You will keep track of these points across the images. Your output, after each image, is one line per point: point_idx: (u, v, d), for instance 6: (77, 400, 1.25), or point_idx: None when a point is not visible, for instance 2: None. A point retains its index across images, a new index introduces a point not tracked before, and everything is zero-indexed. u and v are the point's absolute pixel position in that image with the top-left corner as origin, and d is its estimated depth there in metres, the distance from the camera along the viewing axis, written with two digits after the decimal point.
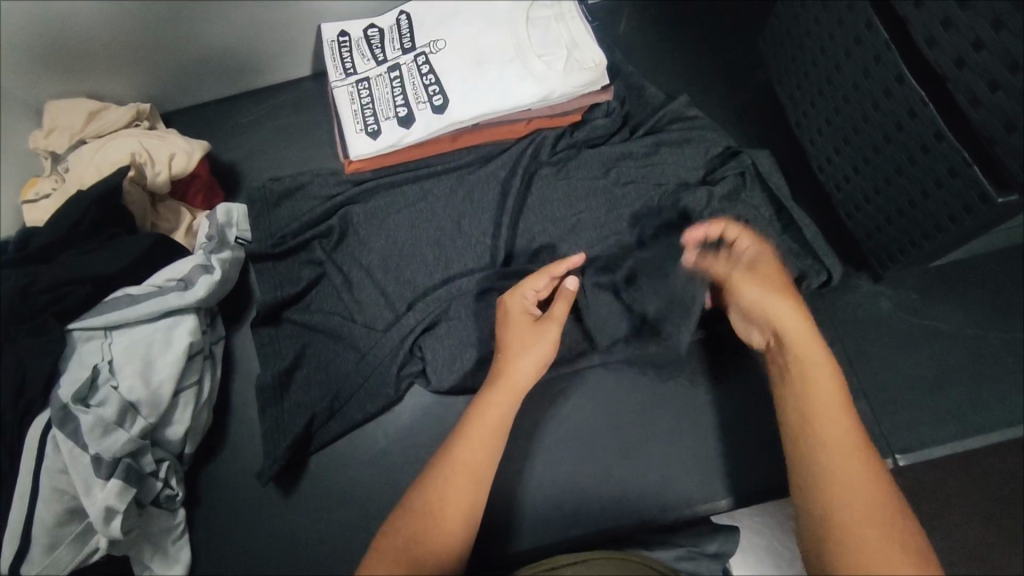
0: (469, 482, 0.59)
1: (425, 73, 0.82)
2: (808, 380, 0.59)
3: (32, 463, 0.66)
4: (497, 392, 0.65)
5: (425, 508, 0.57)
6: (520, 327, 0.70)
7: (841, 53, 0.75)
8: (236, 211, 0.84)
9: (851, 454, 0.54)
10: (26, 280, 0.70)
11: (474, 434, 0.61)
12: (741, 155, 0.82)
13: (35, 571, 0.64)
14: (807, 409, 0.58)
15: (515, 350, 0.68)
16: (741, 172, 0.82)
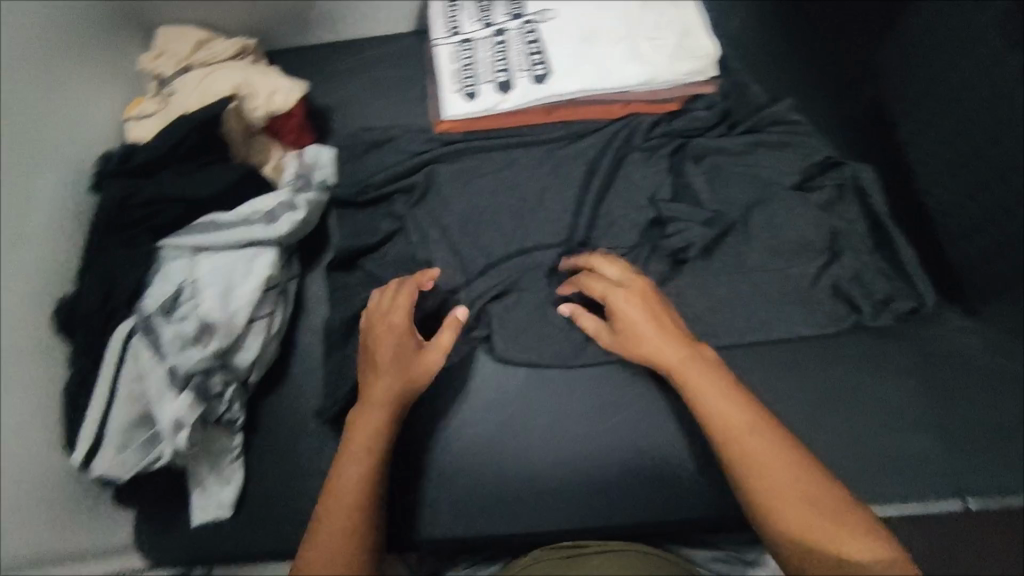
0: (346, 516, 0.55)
1: (531, 43, 0.82)
2: (704, 396, 0.59)
3: (113, 366, 0.68)
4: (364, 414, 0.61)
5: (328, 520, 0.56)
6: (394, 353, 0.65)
7: (962, 85, 0.76)
8: (326, 156, 0.84)
9: (768, 454, 0.54)
10: (126, 192, 0.73)
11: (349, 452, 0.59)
12: (843, 166, 0.79)
13: (104, 467, 0.67)
14: (713, 427, 0.57)
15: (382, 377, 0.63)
16: (839, 184, 0.79)
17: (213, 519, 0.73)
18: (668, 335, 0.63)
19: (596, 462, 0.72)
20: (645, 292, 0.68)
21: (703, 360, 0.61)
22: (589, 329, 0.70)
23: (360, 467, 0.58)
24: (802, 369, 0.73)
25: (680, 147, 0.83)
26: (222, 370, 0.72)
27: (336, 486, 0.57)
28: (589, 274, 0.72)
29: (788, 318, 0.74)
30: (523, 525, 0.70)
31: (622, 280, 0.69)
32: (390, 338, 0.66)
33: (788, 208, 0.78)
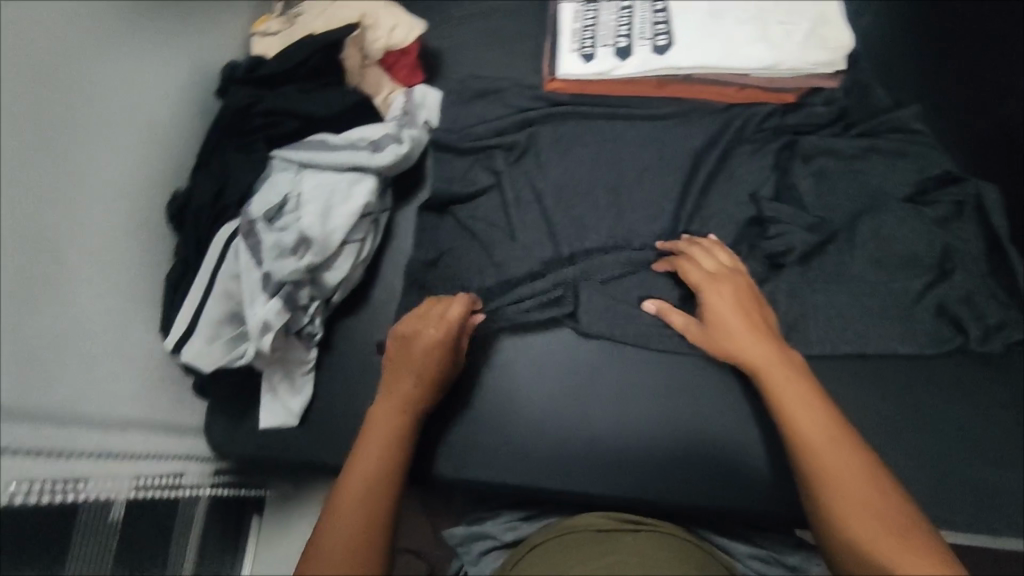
0: (363, 506, 0.56)
1: (657, 12, 0.83)
2: (778, 382, 0.60)
3: (213, 262, 0.72)
4: (390, 409, 0.63)
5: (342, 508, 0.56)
6: (427, 357, 0.67)
7: None
8: (431, 98, 0.87)
9: (828, 444, 0.54)
10: (249, 100, 0.76)
11: (371, 441, 0.60)
12: (964, 182, 0.76)
13: (191, 354, 0.69)
14: (781, 410, 0.58)
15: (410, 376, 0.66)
16: (959, 202, 0.76)
17: (279, 426, 0.75)
18: (752, 329, 0.65)
19: (657, 432, 0.72)
20: (739, 285, 0.69)
21: (788, 360, 0.62)
22: (676, 324, 0.71)
23: (376, 463, 0.59)
24: (890, 386, 0.70)
25: (791, 146, 0.81)
26: (310, 285, 0.74)
27: (356, 473, 0.58)
28: (685, 258, 0.73)
29: (886, 334, 0.71)
30: (578, 483, 0.71)
31: (717, 272, 0.70)
32: (426, 342, 0.68)
33: (899, 221, 0.75)
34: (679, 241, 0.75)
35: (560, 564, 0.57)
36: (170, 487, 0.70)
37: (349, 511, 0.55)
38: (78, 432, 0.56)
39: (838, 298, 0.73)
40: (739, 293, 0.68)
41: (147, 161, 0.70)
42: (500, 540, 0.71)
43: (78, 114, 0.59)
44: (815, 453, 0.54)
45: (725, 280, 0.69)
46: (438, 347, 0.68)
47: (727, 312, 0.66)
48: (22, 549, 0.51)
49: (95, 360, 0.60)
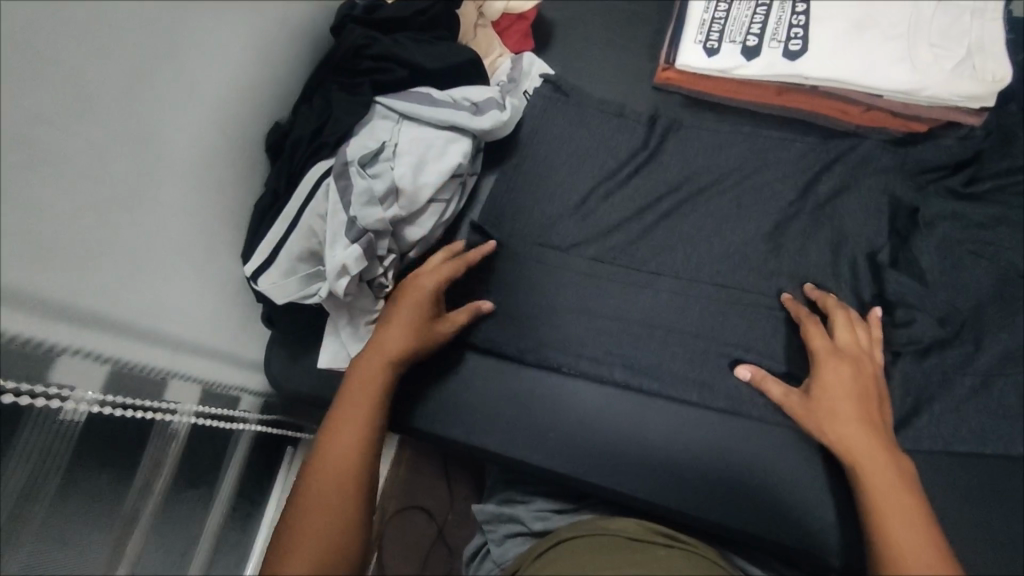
0: (353, 452, 0.58)
1: (798, 13, 0.78)
2: (880, 489, 0.56)
3: (303, 197, 0.72)
4: (376, 353, 0.65)
5: (327, 454, 0.58)
6: (417, 306, 0.68)
7: None
8: (537, 68, 0.85)
9: (915, 551, 0.51)
10: (363, 41, 0.75)
11: (354, 391, 0.62)
12: None
13: (269, 283, 0.70)
14: (876, 510, 0.55)
15: (401, 325, 0.66)
16: None
17: (338, 366, 0.75)
18: (865, 423, 0.61)
19: (709, 447, 0.69)
20: (863, 369, 0.64)
21: (902, 473, 0.57)
22: (776, 394, 0.67)
23: (367, 424, 0.60)
24: (984, 481, 0.65)
25: (911, 210, 0.74)
26: (391, 238, 0.74)
27: (340, 423, 0.60)
28: (815, 321, 0.69)
29: (1003, 434, 0.66)
30: (620, 484, 0.69)
31: (845, 347, 0.66)
32: (418, 293, 0.69)
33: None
34: (821, 298, 0.71)
35: (579, 564, 0.55)
36: (224, 427, 0.72)
37: (338, 454, 0.57)
38: (157, 350, 0.57)
39: (927, 350, 0.69)
40: (858, 380, 0.64)
41: (256, 89, 0.70)
42: (528, 528, 0.71)
43: (212, 48, 0.60)
44: (899, 550, 0.52)
45: (850, 361, 0.65)
46: (434, 325, 0.69)
47: (844, 398, 0.62)
48: (108, 450, 0.56)
49: (176, 303, 0.61)
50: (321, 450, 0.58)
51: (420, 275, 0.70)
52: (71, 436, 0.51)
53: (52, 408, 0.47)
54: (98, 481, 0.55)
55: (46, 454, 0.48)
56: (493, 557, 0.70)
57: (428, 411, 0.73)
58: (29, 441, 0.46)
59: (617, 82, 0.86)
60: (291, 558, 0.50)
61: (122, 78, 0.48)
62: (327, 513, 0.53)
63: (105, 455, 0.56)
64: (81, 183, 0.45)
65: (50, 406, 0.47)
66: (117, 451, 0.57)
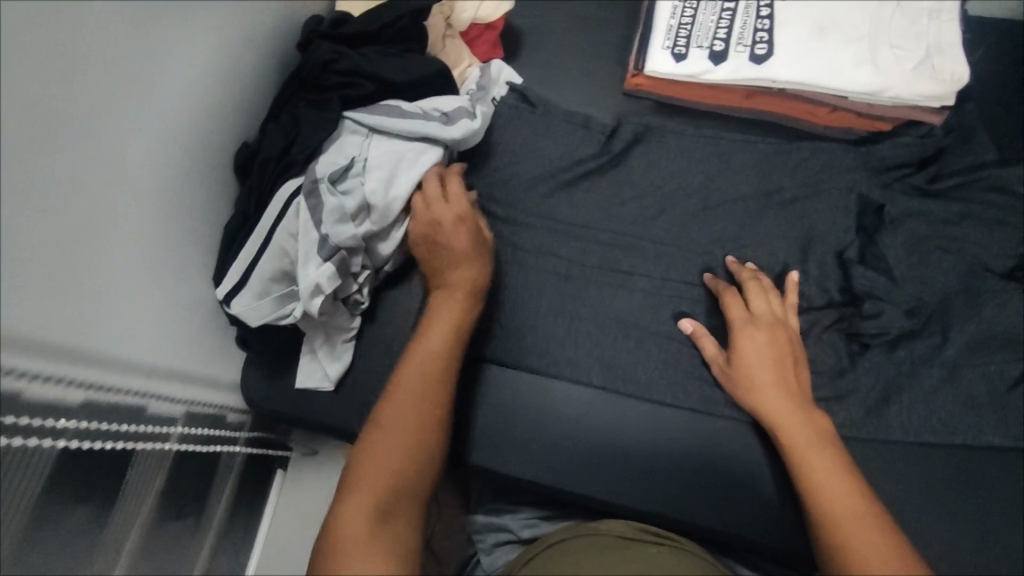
0: (429, 387, 0.60)
1: (762, 18, 0.78)
2: (803, 450, 0.58)
3: (274, 217, 0.71)
4: (448, 292, 0.67)
5: (407, 384, 0.60)
6: (459, 237, 0.69)
7: None
8: (506, 75, 0.84)
9: (849, 512, 0.52)
10: (329, 57, 0.74)
11: (434, 329, 0.64)
12: None
13: (242, 306, 0.70)
14: (803, 474, 0.56)
15: (451, 260, 0.69)
16: None
17: (314, 388, 0.76)
18: (782, 387, 0.62)
19: (693, 447, 0.70)
20: (778, 335, 0.66)
21: (817, 426, 0.59)
22: (709, 353, 0.70)
23: (438, 361, 0.62)
24: (958, 470, 0.67)
25: (877, 208, 0.75)
26: (364, 254, 0.74)
27: (417, 359, 0.62)
28: (734, 293, 0.71)
29: (974, 422, 0.68)
30: (603, 492, 0.69)
31: (760, 316, 0.68)
32: (450, 224, 0.70)
33: (999, 303, 0.70)
34: (737, 271, 0.73)
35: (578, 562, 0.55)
36: (208, 450, 0.70)
37: (411, 389, 0.60)
38: (116, 375, 0.54)
39: (899, 346, 0.71)
40: (772, 344, 0.65)
41: (219, 104, 0.69)
42: (517, 535, 0.71)
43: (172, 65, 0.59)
44: (829, 502, 0.53)
45: (765, 326, 0.67)
46: (482, 246, 0.71)
47: (759, 362, 0.64)
48: (85, 481, 0.53)
49: (145, 324, 0.59)
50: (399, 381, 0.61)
51: (442, 211, 0.71)
52: (45, 469, 0.48)
53: (31, 446, 0.45)
54: (79, 514, 0.53)
55: (15, 486, 0.45)
56: (483, 567, 0.69)
57: None
58: (13, 476, 0.44)
59: (583, 85, 0.86)
60: (365, 481, 0.53)
61: (70, 93, 0.46)
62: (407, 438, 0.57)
63: (85, 486, 0.54)
64: (27, 207, 0.41)
65: (28, 446, 0.45)
66: (96, 480, 0.55)
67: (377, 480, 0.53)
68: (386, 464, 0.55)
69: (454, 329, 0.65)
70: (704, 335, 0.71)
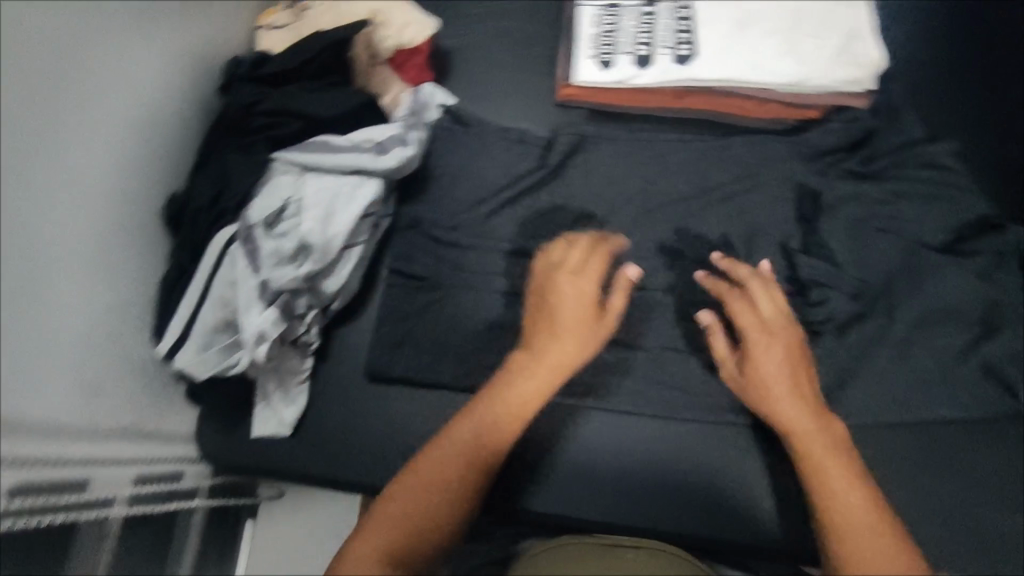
0: (472, 453, 0.56)
1: (682, 18, 0.79)
2: (821, 469, 0.53)
3: (210, 267, 0.69)
4: (531, 362, 0.60)
5: (457, 446, 0.56)
6: (571, 312, 0.61)
7: None
8: (440, 96, 0.82)
9: (868, 538, 0.49)
10: (254, 99, 0.74)
11: (504, 397, 0.58)
12: (1006, 233, 0.72)
13: (186, 361, 0.68)
14: (821, 494, 0.52)
15: (553, 334, 0.61)
16: (1000, 253, 0.72)
17: (271, 435, 0.74)
18: (800, 399, 0.58)
19: (656, 454, 0.70)
20: (794, 342, 0.61)
21: (837, 445, 0.55)
22: (719, 354, 0.64)
23: (496, 429, 0.57)
24: (920, 449, 0.67)
25: (815, 195, 0.76)
26: (308, 293, 0.72)
27: (475, 420, 0.57)
28: (738, 294, 0.66)
29: (930, 399, 0.68)
30: (568, 507, 0.69)
31: (771, 320, 0.63)
32: (566, 298, 0.62)
33: (940, 278, 0.71)
34: (739, 268, 0.68)
35: None
36: (166, 508, 0.69)
37: (456, 452, 0.56)
38: (49, 448, 0.53)
39: (852, 330, 0.71)
40: (787, 352, 0.60)
41: (141, 157, 0.67)
42: None
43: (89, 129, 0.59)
44: (844, 525, 0.50)
45: (779, 333, 0.61)
46: (598, 322, 0.62)
47: (774, 372, 0.59)
48: (28, 556, 0.53)
49: (79, 391, 0.58)
50: (444, 439, 0.56)
51: (562, 283, 0.64)
52: None
53: None
54: None
55: None
56: None
57: (369, 464, 0.74)
58: None
59: (516, 101, 0.86)
60: (369, 536, 0.51)
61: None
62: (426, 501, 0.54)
63: (29, 563, 0.53)
64: None
65: None
66: (32, 557, 0.53)
67: (385, 538, 0.51)
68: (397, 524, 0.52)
69: (529, 401, 0.58)
70: (713, 335, 0.65)
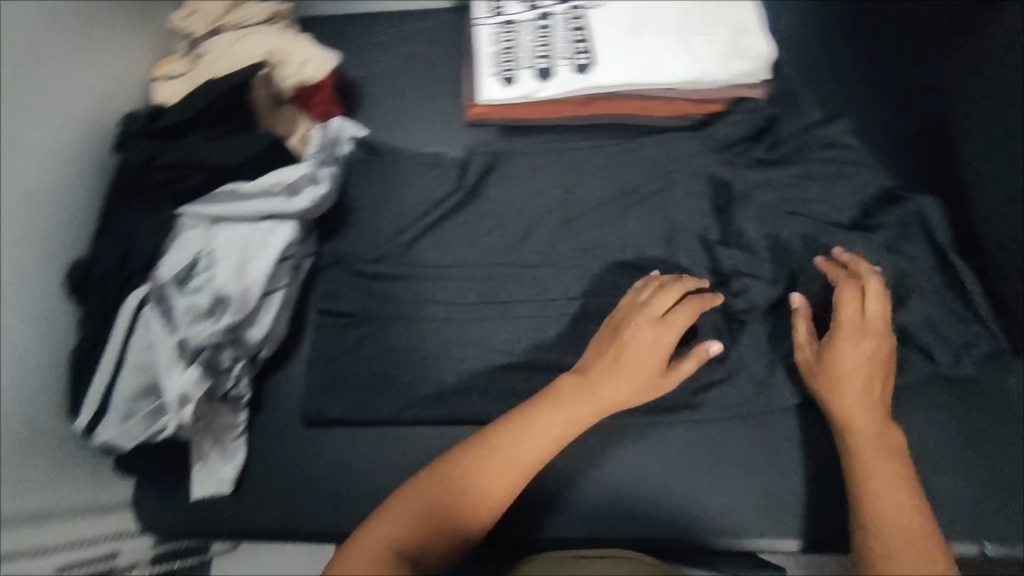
0: (514, 472, 0.58)
1: (576, 29, 0.82)
2: (869, 452, 0.57)
3: (123, 332, 0.67)
4: (591, 397, 0.62)
5: (500, 454, 0.59)
6: (644, 361, 0.63)
7: None
8: (349, 130, 0.81)
9: (899, 517, 0.52)
10: (150, 155, 0.72)
11: (557, 422, 0.61)
12: (907, 202, 0.75)
13: (109, 432, 0.66)
14: (864, 473, 0.56)
15: (619, 377, 0.63)
16: (904, 222, 0.74)
17: (213, 494, 0.71)
18: (871, 395, 0.60)
19: (600, 460, 0.70)
20: (887, 350, 0.63)
21: (893, 446, 0.57)
22: (801, 337, 0.66)
23: (538, 452, 0.60)
24: None
25: (725, 186, 0.77)
26: (232, 346, 0.70)
27: (527, 437, 0.60)
28: (852, 287, 0.66)
29: None
30: (520, 527, 0.69)
31: (871, 323, 0.63)
32: (649, 345, 0.64)
33: (850, 252, 0.72)
34: (861, 265, 0.68)
35: None
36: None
37: (500, 465, 0.58)
38: None
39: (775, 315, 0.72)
40: (874, 357, 0.62)
41: (36, 228, 0.64)
42: None
43: None
44: (878, 501, 0.54)
45: (869, 338, 0.63)
46: (659, 379, 0.63)
47: (855, 367, 0.61)
48: None
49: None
50: (495, 445, 0.59)
51: (641, 327, 0.64)
52: None
53: None
54: None
55: None
56: None
57: (315, 511, 0.72)
58: None
59: (428, 125, 0.86)
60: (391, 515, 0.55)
61: None
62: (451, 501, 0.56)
63: None
64: None
65: None
66: None
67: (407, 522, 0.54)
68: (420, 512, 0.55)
69: (570, 429, 0.61)
70: (802, 319, 0.66)
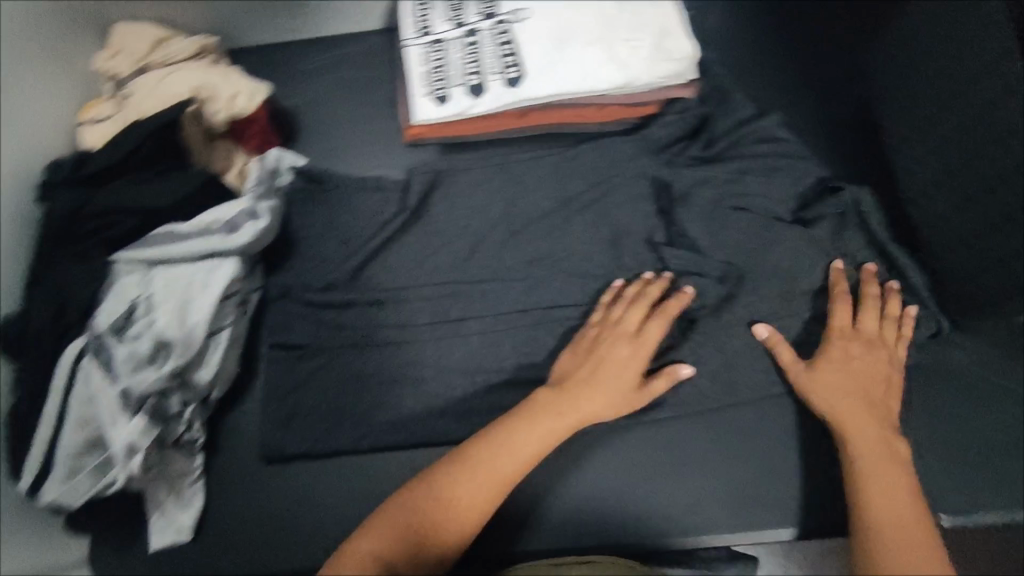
0: (494, 484, 0.60)
1: (503, 42, 0.82)
2: (870, 456, 0.60)
3: (62, 388, 0.64)
4: (566, 409, 0.64)
5: (478, 461, 0.60)
6: (622, 379, 0.66)
7: (947, 96, 0.72)
8: (287, 160, 0.83)
9: (899, 518, 0.55)
10: (77, 203, 0.69)
11: (535, 433, 0.62)
12: (841, 193, 0.76)
13: (56, 491, 0.64)
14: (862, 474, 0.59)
15: (600, 395, 0.65)
16: (841, 212, 0.76)
17: (171, 544, 0.70)
18: (867, 402, 0.64)
19: (563, 470, 0.70)
20: (879, 358, 0.67)
21: (893, 450, 0.61)
22: (785, 356, 0.69)
23: (519, 463, 0.61)
24: None
25: (663, 187, 0.78)
26: (180, 390, 0.69)
27: (510, 447, 0.61)
28: (846, 301, 0.70)
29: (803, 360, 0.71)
30: (489, 546, 0.68)
31: (864, 335, 0.68)
32: (631, 364, 0.67)
33: (789, 243, 0.74)
34: (868, 282, 0.71)
35: None
36: None
37: (481, 476, 0.60)
38: None
39: (723, 311, 0.73)
40: (866, 367, 0.66)
41: None
42: None
43: None
44: (877, 502, 0.57)
45: (861, 349, 0.67)
46: (633, 396, 0.67)
47: (846, 375, 0.65)
48: None
49: None
50: (476, 455, 0.61)
51: (621, 348, 0.68)
52: None
53: None
54: None
55: None
56: None
57: (279, 550, 0.70)
58: None
59: (367, 149, 0.86)
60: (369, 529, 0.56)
61: None
62: (431, 514, 0.57)
63: None
64: None
65: None
66: None
67: (383, 535, 0.56)
68: (397, 525, 0.56)
69: (553, 441, 0.63)
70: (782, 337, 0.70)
